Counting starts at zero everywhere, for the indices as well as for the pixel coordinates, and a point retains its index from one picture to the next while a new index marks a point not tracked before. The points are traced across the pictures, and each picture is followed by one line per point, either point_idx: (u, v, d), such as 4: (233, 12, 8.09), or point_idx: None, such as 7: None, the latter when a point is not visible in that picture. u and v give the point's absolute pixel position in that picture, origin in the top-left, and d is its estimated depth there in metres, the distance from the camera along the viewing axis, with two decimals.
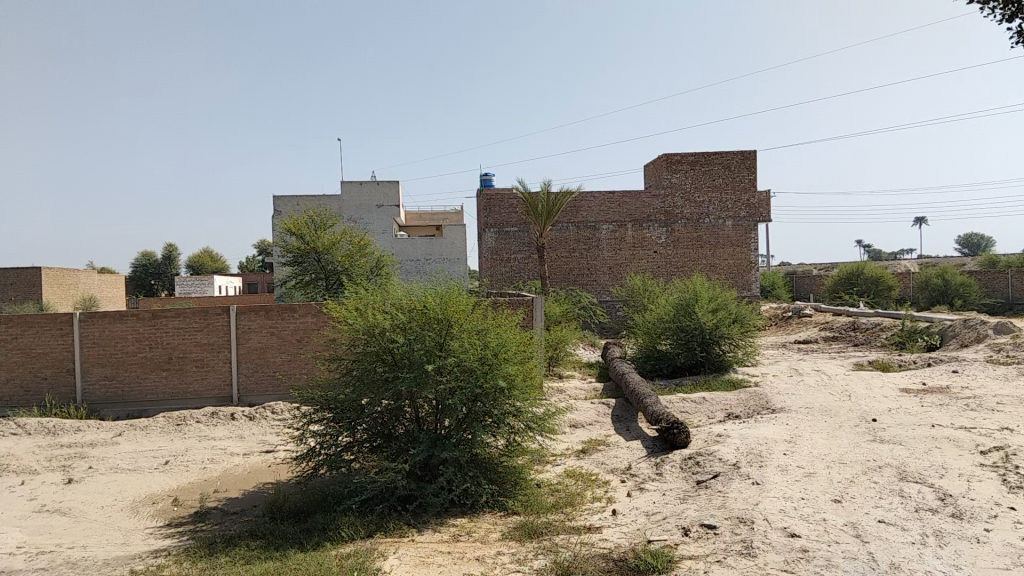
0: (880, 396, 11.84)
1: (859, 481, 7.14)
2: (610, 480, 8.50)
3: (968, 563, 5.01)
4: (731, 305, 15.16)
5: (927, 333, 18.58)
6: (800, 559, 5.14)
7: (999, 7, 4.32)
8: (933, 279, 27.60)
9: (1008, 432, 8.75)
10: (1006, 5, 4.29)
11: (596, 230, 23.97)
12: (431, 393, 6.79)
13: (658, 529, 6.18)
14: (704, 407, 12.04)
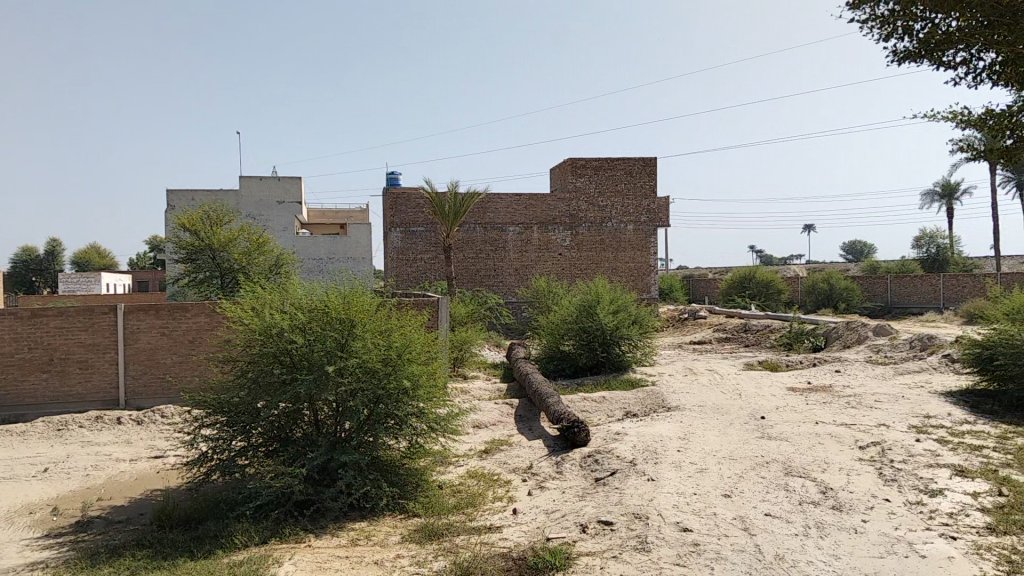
0: (768, 394, 12.38)
1: (749, 476, 7.42)
2: (512, 480, 8.55)
3: (847, 552, 5.29)
4: (631, 307, 15.54)
5: (813, 335, 19.57)
6: (691, 553, 5.29)
7: (876, 27, 3.92)
8: (820, 283, 29.12)
9: (884, 428, 9.34)
10: (883, 25, 3.89)
11: (503, 232, 24.05)
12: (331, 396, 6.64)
13: (557, 527, 6.25)
14: (604, 406, 12.29)
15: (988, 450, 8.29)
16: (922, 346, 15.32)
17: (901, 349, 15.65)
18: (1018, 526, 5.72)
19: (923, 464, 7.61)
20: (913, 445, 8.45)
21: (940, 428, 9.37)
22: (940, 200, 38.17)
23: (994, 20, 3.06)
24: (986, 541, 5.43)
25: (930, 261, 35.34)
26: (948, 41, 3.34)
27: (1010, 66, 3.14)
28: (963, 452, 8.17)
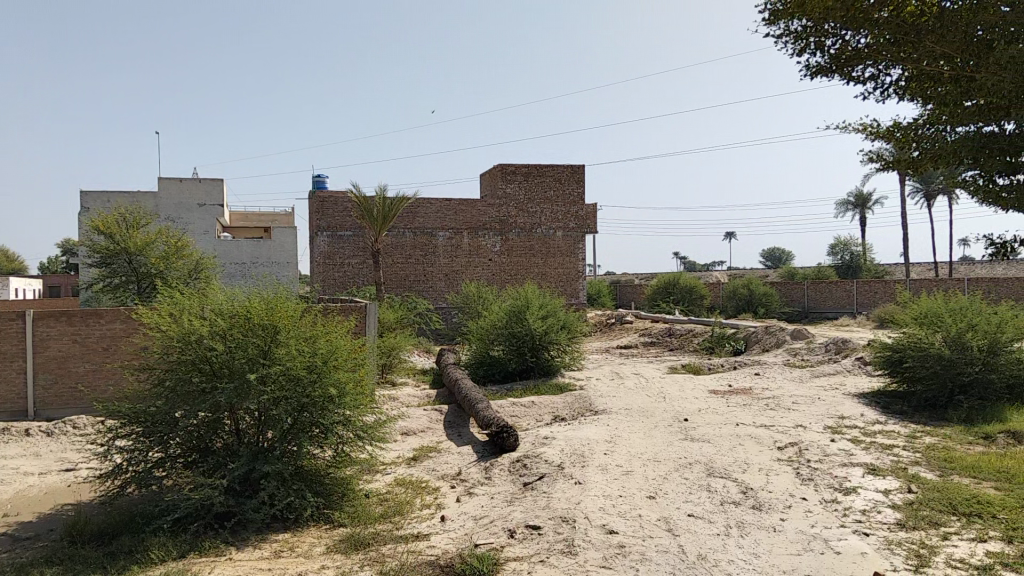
0: (692, 397, 12.67)
1: (672, 477, 7.58)
2: (440, 487, 8.49)
3: (766, 550, 5.46)
4: (559, 312, 15.70)
5: (734, 339, 20.13)
6: (617, 555, 5.36)
7: (791, 42, 4.07)
8: (741, 289, 30.01)
9: (801, 429, 9.68)
10: (797, 41, 4.04)
11: (433, 237, 23.90)
12: (254, 405, 6.49)
13: (485, 532, 6.24)
14: (533, 410, 12.35)
15: (897, 449, 8.69)
16: (836, 349, 15.94)
17: (817, 352, 16.23)
18: (925, 521, 6.01)
19: (837, 463, 7.93)
20: (828, 445, 8.79)
21: (853, 428, 9.77)
22: (853, 209, 39.76)
23: (898, 37, 3.39)
24: (896, 536, 5.69)
25: (843, 268, 36.82)
26: (857, 58, 3.70)
27: (914, 81, 3.57)
28: (874, 451, 8.53)
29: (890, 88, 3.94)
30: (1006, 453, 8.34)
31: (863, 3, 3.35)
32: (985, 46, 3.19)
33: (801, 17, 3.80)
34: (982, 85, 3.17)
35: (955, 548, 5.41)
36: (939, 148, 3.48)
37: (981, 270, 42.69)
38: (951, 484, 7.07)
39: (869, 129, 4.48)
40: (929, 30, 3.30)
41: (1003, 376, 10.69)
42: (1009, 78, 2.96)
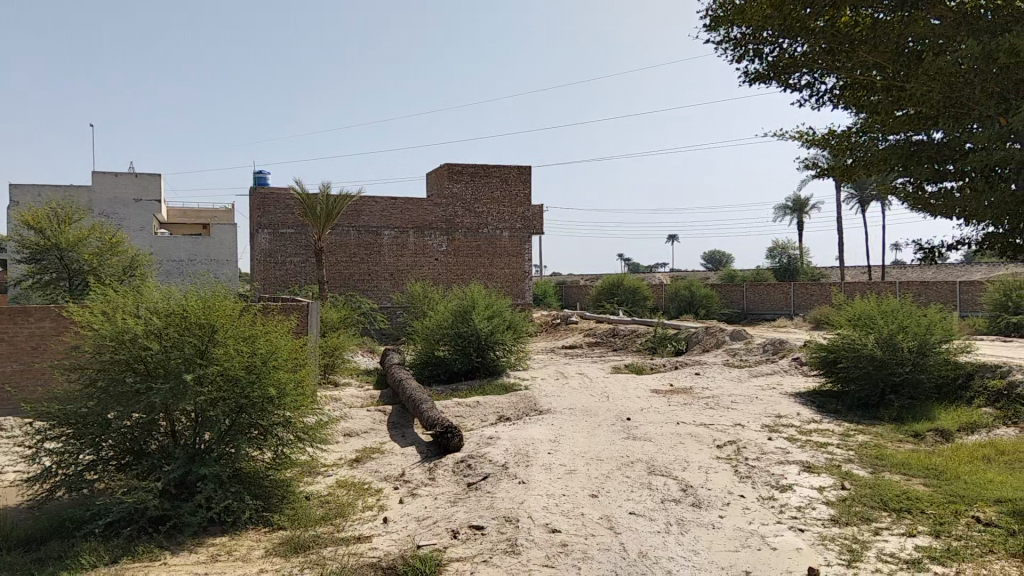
0: (634, 396, 12.82)
1: (615, 476, 7.65)
2: (383, 488, 8.42)
3: (705, 547, 5.55)
4: (505, 312, 15.73)
5: (676, 339, 20.46)
6: (559, 554, 5.38)
7: (730, 48, 4.14)
8: (682, 291, 30.55)
9: (740, 428, 9.88)
10: (736, 47, 4.11)
11: (378, 236, 23.66)
12: (190, 405, 6.31)
13: (427, 533, 6.20)
14: (478, 411, 12.32)
15: (831, 447, 8.94)
16: (774, 350, 16.33)
17: (755, 352, 16.60)
18: (857, 517, 6.19)
19: (774, 461, 8.12)
20: (766, 443, 8.98)
21: (790, 427, 10.01)
22: (791, 214, 40.82)
23: (834, 45, 3.53)
24: (829, 532, 5.85)
25: (781, 271, 37.78)
26: (793, 66, 3.81)
27: (849, 91, 3.73)
28: (809, 449, 8.76)
29: (824, 96, 4.06)
30: (933, 451, 8.65)
31: (802, 10, 3.46)
32: (914, 57, 3.30)
33: (740, 23, 3.89)
34: (911, 93, 3.27)
35: (886, 543, 5.59)
36: (871, 155, 3.55)
37: (912, 274, 44.27)
38: (882, 481, 7.31)
39: (805, 136, 4.60)
40: (863, 40, 3.44)
41: (932, 376, 11.09)
42: (938, 88, 3.07)
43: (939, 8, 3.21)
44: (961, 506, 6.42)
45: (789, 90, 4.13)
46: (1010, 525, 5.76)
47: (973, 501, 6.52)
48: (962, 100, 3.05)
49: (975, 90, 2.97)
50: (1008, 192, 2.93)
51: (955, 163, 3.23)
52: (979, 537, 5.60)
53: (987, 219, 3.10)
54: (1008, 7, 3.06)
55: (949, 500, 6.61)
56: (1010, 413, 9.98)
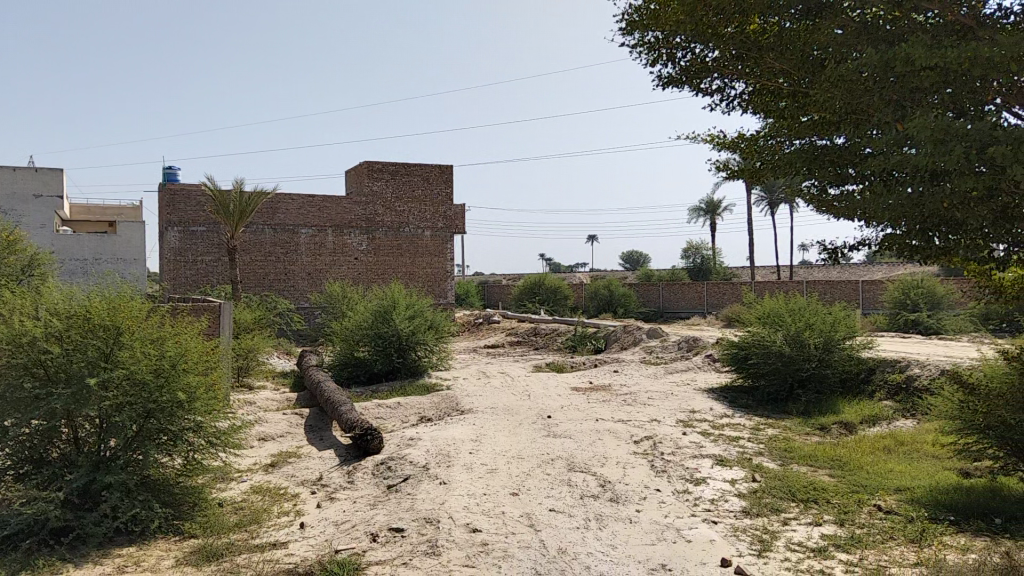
0: (555, 395, 12.93)
1: (535, 473, 7.69)
2: (300, 493, 8.23)
3: (622, 542, 5.64)
4: (425, 311, 15.66)
5: (596, 338, 20.76)
6: (480, 553, 5.38)
7: (645, 53, 4.23)
8: (602, 290, 31.05)
9: (656, 423, 10.08)
10: (650, 52, 4.20)
11: (295, 234, 23.09)
12: (94, 411, 6.01)
13: (346, 537, 6.10)
14: (398, 412, 12.20)
15: (742, 440, 9.23)
16: (689, 347, 16.76)
17: (670, 350, 16.99)
18: (767, 508, 6.41)
19: (688, 455, 8.33)
20: (681, 438, 9.20)
21: (703, 422, 10.29)
22: (704, 215, 41.97)
23: (743, 52, 3.66)
24: (741, 523, 6.03)
25: (695, 271, 38.81)
26: (705, 70, 3.92)
27: (758, 97, 3.86)
28: (722, 443, 9.03)
29: (734, 101, 4.19)
30: (837, 443, 9.03)
31: (713, 18, 3.55)
32: (817, 65, 3.44)
33: (654, 28, 3.98)
34: (814, 101, 3.43)
35: (793, 532, 5.79)
36: (777, 158, 3.68)
37: (818, 273, 46.16)
38: (790, 472, 7.59)
39: (716, 140, 4.74)
40: (771, 46, 3.55)
41: (837, 371, 11.57)
42: (839, 94, 3.20)
43: (841, 18, 3.32)
44: (864, 495, 6.72)
45: (700, 95, 4.24)
46: (908, 512, 6.07)
47: (874, 490, 6.84)
48: (861, 107, 3.18)
49: (874, 96, 3.10)
50: (904, 194, 3.05)
51: (855, 167, 3.38)
52: (880, 524, 5.87)
53: (885, 221, 3.24)
54: (903, 19, 3.21)
55: (853, 489, 6.92)
56: (908, 406, 10.52)
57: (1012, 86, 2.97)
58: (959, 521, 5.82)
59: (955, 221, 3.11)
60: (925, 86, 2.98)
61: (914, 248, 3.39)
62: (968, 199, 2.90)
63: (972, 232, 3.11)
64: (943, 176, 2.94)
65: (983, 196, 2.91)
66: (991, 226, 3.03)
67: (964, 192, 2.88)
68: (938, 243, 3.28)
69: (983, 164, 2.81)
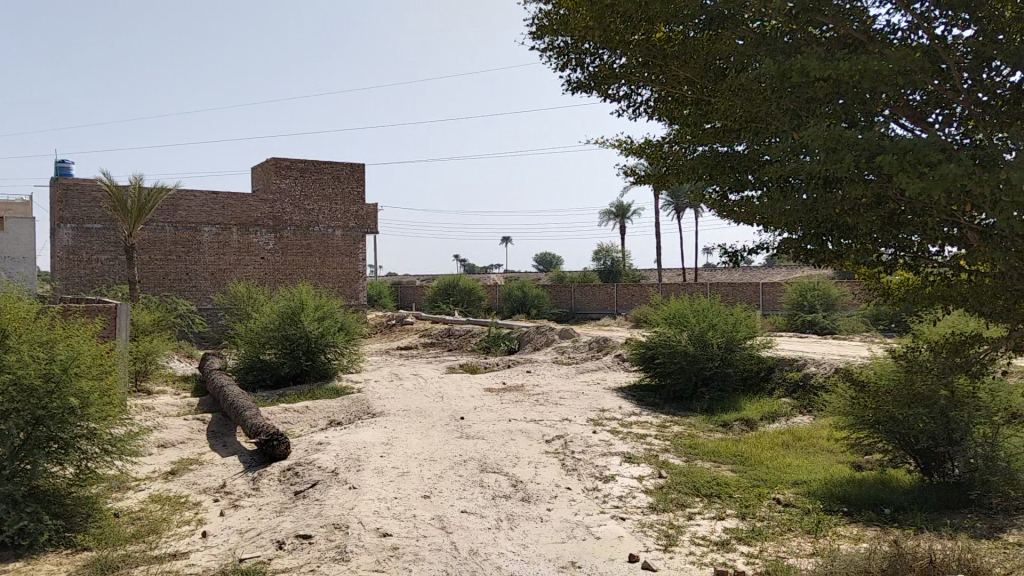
0: (467, 396, 12.90)
1: (447, 475, 7.63)
2: (202, 501, 7.91)
3: (532, 541, 5.66)
4: (336, 313, 15.37)
5: (509, 339, 20.84)
6: (390, 558, 5.29)
7: (555, 57, 4.24)
8: (515, 291, 31.21)
9: (567, 422, 10.19)
10: (560, 56, 4.22)
11: (197, 232, 22.25)
12: None
13: (251, 546, 5.89)
14: (306, 416, 11.92)
15: (649, 438, 9.42)
16: (599, 347, 17.02)
17: (581, 350, 17.22)
18: (673, 503, 6.55)
19: (598, 453, 8.44)
20: (591, 436, 9.32)
21: (613, 420, 10.46)
22: (615, 219, 42.77)
23: (649, 59, 3.72)
24: (648, 519, 6.14)
25: (606, 273, 39.50)
26: (612, 77, 3.98)
27: (663, 105, 3.94)
28: (630, 440, 9.20)
29: (641, 108, 4.26)
30: (739, 438, 9.34)
31: (621, 25, 3.63)
32: (720, 74, 3.51)
33: (564, 32, 4.00)
34: (716, 109, 3.53)
35: (698, 526, 5.94)
36: (681, 163, 3.75)
37: (722, 275, 47.70)
38: (694, 468, 7.80)
39: (624, 145, 4.80)
40: (676, 54, 3.61)
41: (738, 369, 11.97)
42: (740, 102, 3.29)
43: (743, 29, 3.40)
44: (763, 488, 6.96)
45: (608, 100, 4.30)
46: (804, 505, 6.32)
47: (773, 484, 7.09)
48: (760, 116, 3.26)
49: (772, 106, 3.18)
50: (799, 201, 3.14)
51: (755, 174, 3.45)
52: (778, 517, 6.08)
53: (782, 225, 3.35)
54: (800, 31, 3.27)
55: (753, 483, 7.15)
56: (805, 403, 10.97)
57: (899, 98, 3.07)
58: (852, 512, 6.09)
59: (846, 226, 3.27)
60: (818, 97, 3.05)
61: (808, 252, 3.53)
62: (859, 205, 3.01)
63: (862, 237, 3.25)
64: (836, 183, 3.04)
65: (872, 203, 3.04)
66: (879, 231, 3.17)
67: (854, 199, 3.00)
68: (831, 247, 3.43)
69: (871, 173, 2.92)
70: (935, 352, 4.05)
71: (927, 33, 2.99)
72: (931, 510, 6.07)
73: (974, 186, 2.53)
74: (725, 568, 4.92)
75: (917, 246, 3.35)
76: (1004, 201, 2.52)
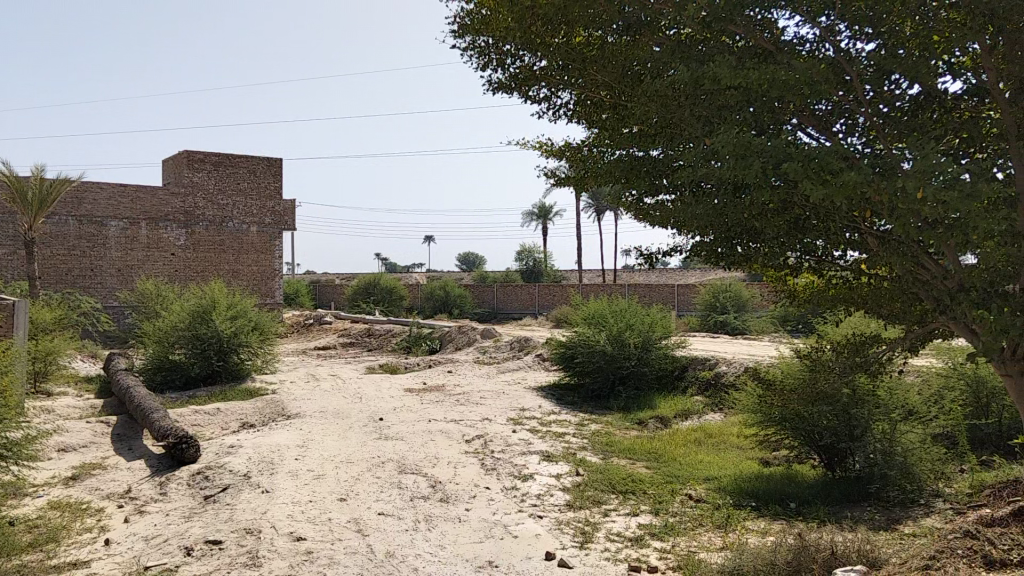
0: (386, 396, 12.75)
1: (364, 477, 7.52)
2: (105, 507, 7.57)
3: (450, 541, 5.64)
4: (250, 312, 14.95)
5: (429, 338, 20.73)
6: (304, 562, 5.17)
7: (474, 57, 4.23)
8: (437, 290, 31.06)
9: (487, 422, 10.19)
10: (480, 56, 4.21)
11: (103, 227, 21.30)
12: None
13: (157, 552, 5.67)
14: (218, 418, 11.55)
15: (568, 436, 9.52)
16: (520, 347, 17.10)
17: (502, 350, 17.26)
18: (589, 500, 6.63)
19: (517, 452, 8.47)
20: (510, 436, 9.34)
21: (532, 419, 10.52)
22: (537, 220, 43.06)
23: (568, 63, 3.75)
24: (565, 516, 6.20)
25: (528, 273, 39.73)
26: (532, 79, 4.00)
27: (582, 108, 3.99)
28: (549, 439, 9.27)
29: (561, 110, 4.28)
30: (653, 436, 9.52)
31: (540, 28, 3.68)
32: (636, 79, 3.55)
33: (485, 32, 4.00)
34: (633, 114, 3.57)
35: (613, 523, 6.02)
36: (599, 166, 3.80)
37: (640, 277, 48.61)
38: (611, 465, 7.91)
39: (545, 147, 4.83)
40: (594, 59, 3.64)
41: (654, 368, 12.22)
42: (655, 107, 3.33)
43: (659, 37, 3.47)
44: (676, 484, 7.12)
45: (529, 102, 4.32)
46: (715, 500, 6.49)
47: (686, 480, 7.26)
48: (674, 122, 3.32)
49: (685, 112, 3.24)
50: (711, 204, 3.20)
51: (668, 178, 3.51)
52: (690, 512, 6.22)
53: (695, 229, 3.43)
54: (713, 40, 3.33)
55: (667, 479, 7.31)
56: (717, 401, 11.28)
57: (805, 108, 3.14)
58: (760, 507, 6.28)
59: (755, 229, 3.35)
60: (728, 104, 3.12)
61: (720, 255, 3.62)
62: (766, 211, 3.09)
63: (770, 241, 3.35)
64: (744, 189, 3.11)
65: (779, 208, 3.14)
66: (786, 236, 3.27)
67: (762, 204, 3.07)
68: (741, 251, 3.52)
69: (778, 179, 3.00)
70: (837, 351, 4.22)
71: (833, 46, 3.08)
72: (834, 504, 6.33)
73: (873, 194, 2.62)
74: (639, 564, 5.01)
75: (821, 250, 3.46)
76: (901, 209, 2.61)
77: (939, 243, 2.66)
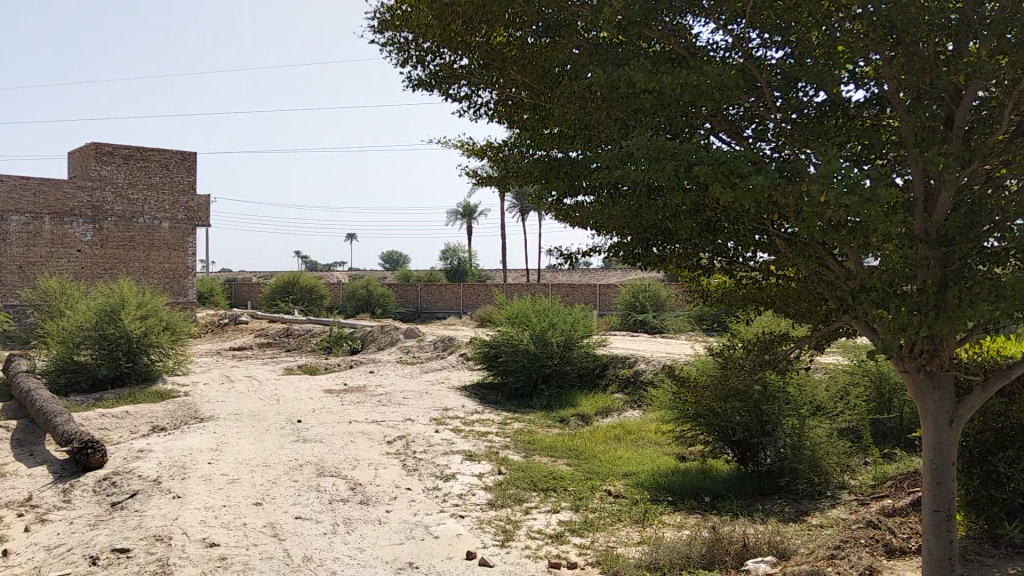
0: (306, 398, 12.51)
1: (281, 481, 7.35)
2: (3, 517, 7.18)
3: (369, 544, 5.57)
4: (161, 311, 14.43)
5: (351, 338, 20.44)
6: (217, 569, 5.02)
7: (395, 53, 4.19)
8: (360, 289, 30.66)
9: (408, 422, 10.11)
10: (400, 51, 4.17)
11: (3, 221, 20.29)
12: None
13: (59, 564, 5.41)
14: (127, 421, 11.11)
15: (490, 435, 9.53)
16: (443, 347, 17.03)
17: (425, 349, 17.16)
18: (511, 499, 6.66)
19: (439, 452, 8.43)
20: (432, 436, 9.29)
21: (455, 419, 10.50)
22: (461, 219, 42.97)
23: (488, 62, 3.75)
24: (486, 516, 6.20)
25: (451, 273, 39.61)
26: (453, 76, 3.98)
27: (502, 107, 4.00)
28: (471, 438, 9.26)
29: (482, 110, 4.29)
30: (574, 433, 9.62)
31: (460, 27, 3.66)
32: (554, 80, 3.57)
33: (406, 28, 3.96)
34: (552, 115, 3.59)
35: (534, 520, 6.06)
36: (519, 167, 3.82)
37: (563, 277, 49.08)
38: (533, 464, 7.97)
39: (467, 146, 4.83)
40: (514, 59, 3.64)
41: (576, 367, 12.35)
42: (573, 109, 3.35)
43: (579, 39, 3.47)
44: (596, 481, 7.21)
45: (450, 99, 4.30)
46: (633, 495, 6.61)
47: (606, 476, 7.37)
48: (592, 124, 3.35)
49: (603, 114, 3.27)
50: (627, 205, 3.25)
51: (586, 180, 3.55)
52: (609, 508, 6.32)
53: (612, 229, 3.48)
54: (630, 43, 3.35)
55: (587, 476, 7.40)
56: (637, 399, 11.48)
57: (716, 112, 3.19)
58: (676, 502, 6.43)
59: (670, 230, 3.42)
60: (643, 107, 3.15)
61: (637, 256, 3.67)
62: (679, 212, 3.15)
63: (684, 242, 3.42)
64: (658, 190, 3.16)
65: (692, 210, 3.20)
66: (698, 237, 3.34)
67: (675, 206, 3.13)
68: (657, 251, 3.58)
69: (691, 182, 3.05)
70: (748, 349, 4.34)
71: (745, 53, 3.14)
72: (747, 498, 6.54)
73: (780, 197, 2.69)
74: (559, 561, 5.06)
75: (732, 251, 3.54)
76: (806, 212, 2.69)
77: (842, 245, 2.75)
